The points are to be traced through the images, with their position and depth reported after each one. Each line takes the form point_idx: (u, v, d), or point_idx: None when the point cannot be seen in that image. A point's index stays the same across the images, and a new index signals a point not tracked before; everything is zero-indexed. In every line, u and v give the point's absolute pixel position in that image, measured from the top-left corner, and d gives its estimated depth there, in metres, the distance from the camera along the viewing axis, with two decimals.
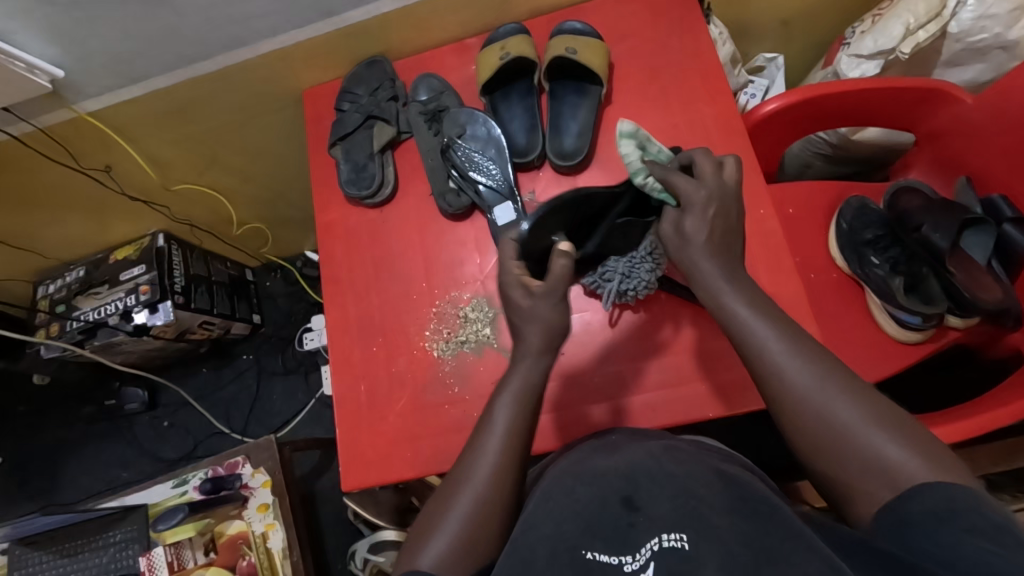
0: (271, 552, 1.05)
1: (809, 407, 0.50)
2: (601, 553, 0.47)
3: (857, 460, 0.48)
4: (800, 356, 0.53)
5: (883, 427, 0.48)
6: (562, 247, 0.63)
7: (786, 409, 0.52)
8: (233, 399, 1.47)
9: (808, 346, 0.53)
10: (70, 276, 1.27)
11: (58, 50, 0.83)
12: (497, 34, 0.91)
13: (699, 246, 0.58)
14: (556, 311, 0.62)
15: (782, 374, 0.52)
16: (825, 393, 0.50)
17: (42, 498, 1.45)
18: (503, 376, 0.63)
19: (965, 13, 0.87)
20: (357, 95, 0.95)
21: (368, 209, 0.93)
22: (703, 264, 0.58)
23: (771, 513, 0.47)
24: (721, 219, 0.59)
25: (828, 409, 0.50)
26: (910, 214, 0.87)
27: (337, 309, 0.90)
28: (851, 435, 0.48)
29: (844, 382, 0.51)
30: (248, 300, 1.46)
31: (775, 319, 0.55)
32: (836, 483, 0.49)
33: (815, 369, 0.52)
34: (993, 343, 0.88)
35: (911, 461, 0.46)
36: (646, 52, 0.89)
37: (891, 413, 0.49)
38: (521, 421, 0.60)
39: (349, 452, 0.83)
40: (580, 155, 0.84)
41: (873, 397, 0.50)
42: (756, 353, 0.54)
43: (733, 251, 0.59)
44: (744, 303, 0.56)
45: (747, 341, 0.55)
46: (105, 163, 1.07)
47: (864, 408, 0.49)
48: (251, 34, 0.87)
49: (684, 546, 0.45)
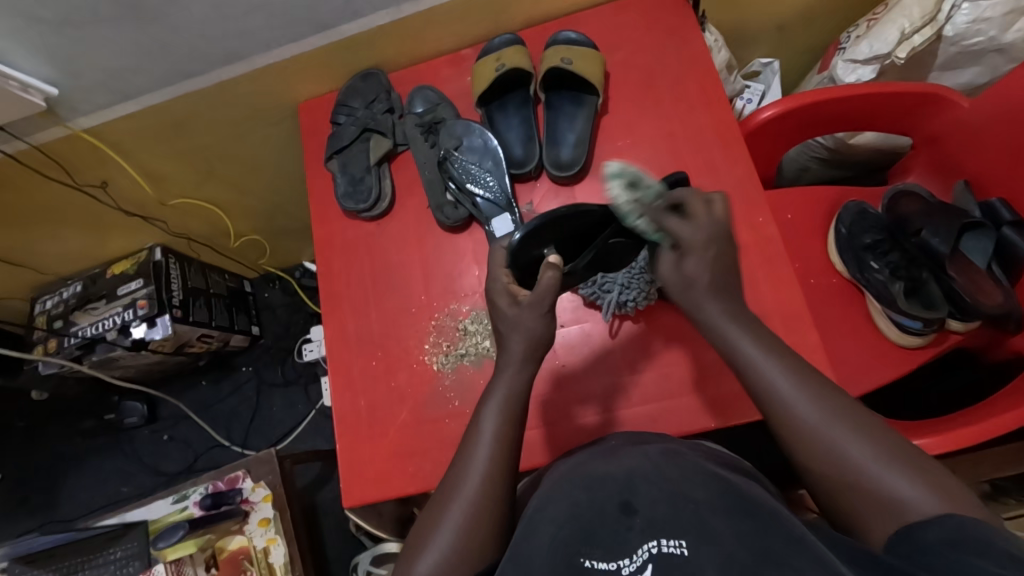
0: (273, 566, 1.04)
1: (820, 447, 0.51)
2: (599, 560, 0.46)
3: (872, 495, 0.48)
4: (809, 394, 0.53)
5: (892, 462, 0.48)
6: (552, 260, 0.63)
7: (796, 447, 0.52)
8: (232, 411, 1.47)
9: (812, 381, 0.54)
10: (68, 292, 1.26)
11: (51, 68, 0.83)
12: (492, 46, 0.91)
13: (698, 290, 0.58)
14: (542, 322, 0.63)
15: (791, 410, 0.53)
16: (833, 431, 0.51)
17: (43, 514, 1.45)
18: (499, 380, 0.63)
19: (960, 16, 0.86)
20: (352, 108, 0.94)
21: (365, 222, 0.93)
22: (711, 304, 0.58)
23: (770, 521, 0.46)
24: (718, 257, 0.59)
25: (838, 446, 0.50)
26: (909, 218, 0.88)
27: (335, 323, 0.90)
28: (860, 470, 0.49)
29: (853, 418, 0.51)
30: (246, 311, 1.45)
31: (781, 352, 0.56)
32: (849, 514, 0.49)
33: (822, 407, 0.52)
34: (993, 347, 0.88)
35: (920, 494, 0.46)
36: (642, 60, 0.89)
37: (899, 448, 0.49)
38: (519, 437, 0.60)
39: (350, 468, 0.83)
40: (577, 165, 0.84)
41: (881, 432, 0.50)
42: (765, 391, 0.54)
43: (729, 286, 0.59)
44: (750, 341, 0.56)
45: (757, 378, 0.55)
46: (101, 179, 1.07)
47: (873, 444, 0.49)
48: (246, 49, 0.87)
49: (682, 551, 0.44)
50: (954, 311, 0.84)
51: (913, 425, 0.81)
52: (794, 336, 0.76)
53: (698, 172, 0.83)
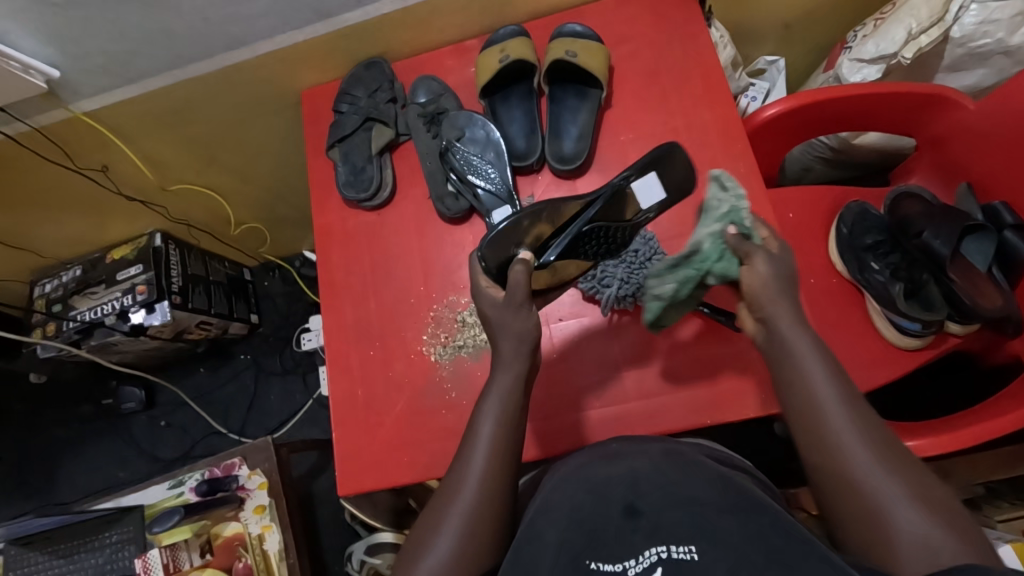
0: (268, 554, 1.04)
1: (855, 473, 0.52)
2: (605, 563, 0.47)
3: (900, 532, 0.48)
4: (855, 423, 0.54)
5: (925, 506, 0.49)
6: (522, 257, 0.66)
7: (831, 468, 0.53)
8: (230, 399, 1.47)
9: (859, 412, 0.55)
10: (67, 276, 1.26)
11: (53, 50, 0.83)
12: (496, 37, 0.91)
13: (774, 312, 0.61)
14: (522, 317, 0.64)
15: (839, 438, 0.53)
16: (869, 462, 0.52)
17: (39, 497, 1.45)
18: (497, 373, 0.64)
19: (967, 17, 0.86)
20: (355, 97, 0.94)
21: (366, 212, 0.93)
22: (780, 319, 0.60)
23: (776, 521, 0.46)
24: (779, 273, 0.62)
25: (877, 480, 0.51)
26: (910, 219, 0.87)
27: (334, 312, 0.89)
28: (895, 507, 0.49)
29: (899, 461, 0.52)
30: (246, 300, 1.45)
31: (832, 371, 0.58)
32: (872, 548, 0.49)
33: (869, 444, 0.53)
34: (993, 350, 0.87)
35: (952, 543, 0.47)
36: (646, 55, 0.89)
37: (932, 494, 0.50)
38: (507, 429, 0.60)
39: (346, 457, 0.83)
40: (579, 159, 0.84)
41: (916, 476, 0.51)
42: (816, 410, 0.56)
43: (788, 290, 0.62)
44: (812, 351, 0.58)
45: (806, 393, 0.57)
46: (102, 163, 1.06)
47: (909, 485, 0.50)
48: (250, 35, 0.87)
49: (693, 556, 0.44)
50: (953, 314, 0.85)
51: (907, 425, 0.82)
52: None
53: (700, 168, 0.83)
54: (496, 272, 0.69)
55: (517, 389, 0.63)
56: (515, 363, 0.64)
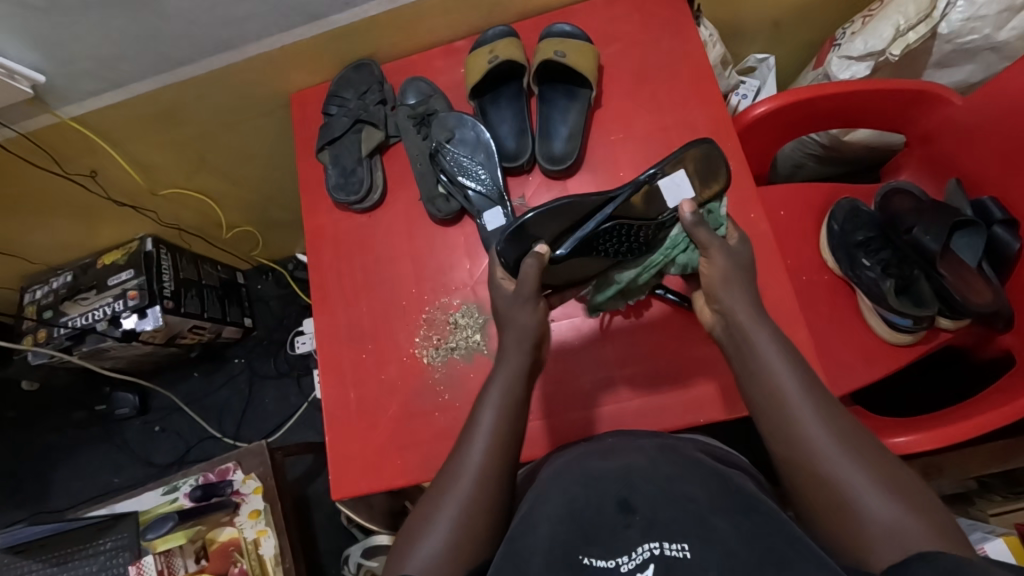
0: (263, 558, 1.04)
1: (821, 467, 0.51)
2: (597, 558, 0.46)
3: (868, 523, 0.48)
4: (819, 415, 0.54)
5: (893, 494, 0.49)
6: (538, 249, 0.64)
7: (797, 463, 0.53)
8: (225, 403, 1.46)
9: (822, 401, 0.55)
10: (58, 281, 1.25)
11: (38, 55, 0.82)
12: (485, 38, 0.91)
13: (734, 302, 0.62)
14: (529, 311, 0.65)
15: (802, 431, 0.53)
16: (833, 455, 0.51)
17: (33, 505, 1.45)
18: (499, 369, 0.65)
19: (955, 14, 0.86)
20: (344, 99, 0.94)
21: (357, 214, 0.92)
22: (740, 311, 0.61)
23: (771, 517, 0.47)
24: (737, 263, 0.64)
25: (840, 472, 0.50)
26: (902, 215, 0.88)
27: (326, 315, 0.89)
28: (861, 499, 0.49)
29: (864, 450, 0.51)
30: (239, 303, 1.44)
31: (796, 360, 0.57)
32: (840, 541, 0.49)
33: (833, 434, 0.52)
34: (985, 344, 0.88)
35: (920, 530, 0.47)
36: (636, 54, 0.89)
37: (900, 480, 0.50)
38: (508, 428, 0.60)
39: (340, 461, 0.83)
40: (570, 159, 0.84)
41: (884, 463, 0.51)
42: (778, 403, 0.55)
43: (745, 280, 0.64)
44: (768, 338, 0.59)
45: (765, 386, 0.57)
46: (91, 168, 1.06)
47: (875, 473, 0.50)
48: (237, 38, 0.86)
49: (686, 554, 0.44)
50: (943, 309, 0.85)
51: (899, 420, 0.82)
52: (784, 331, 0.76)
53: None
54: (512, 265, 0.69)
55: (518, 387, 0.63)
56: (514, 362, 0.64)
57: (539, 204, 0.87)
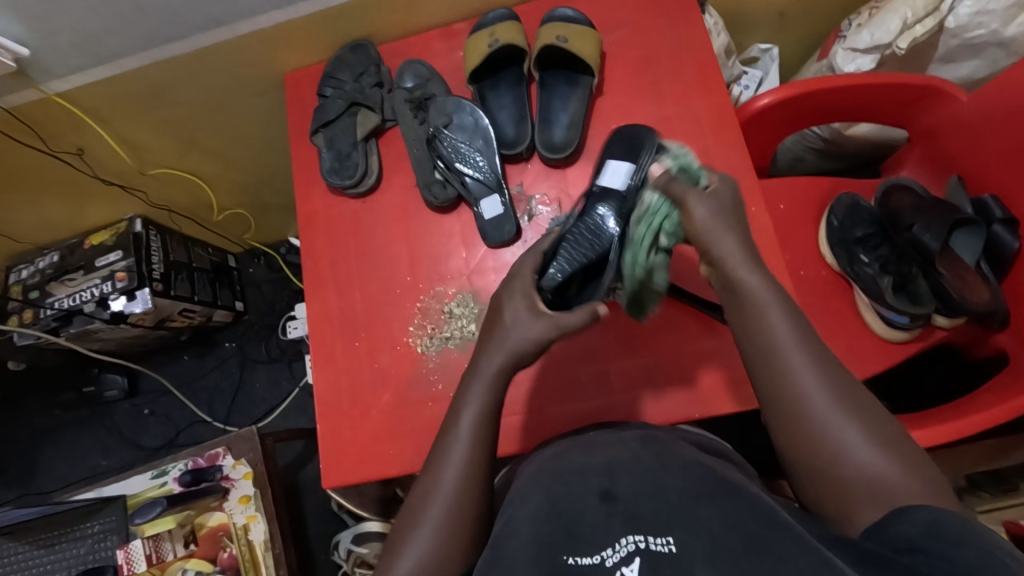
0: (253, 544, 1.04)
1: (814, 420, 0.50)
2: (583, 556, 0.45)
3: (859, 478, 0.48)
4: (815, 366, 0.52)
5: (882, 447, 0.48)
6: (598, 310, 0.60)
7: (790, 416, 0.51)
8: (215, 387, 1.45)
9: (818, 352, 0.52)
10: (44, 261, 1.23)
11: (22, 27, 0.79)
12: (485, 20, 0.88)
13: (722, 254, 0.57)
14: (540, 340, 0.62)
15: (797, 385, 0.51)
16: (827, 408, 0.50)
17: (20, 486, 1.44)
18: (471, 372, 0.62)
19: (962, 7, 0.84)
20: (340, 80, 0.91)
21: (351, 199, 0.91)
22: (730, 262, 0.57)
23: (753, 504, 0.46)
24: (721, 208, 0.59)
25: (833, 426, 0.49)
26: (901, 213, 0.87)
27: (319, 302, 0.88)
28: (854, 454, 0.48)
29: (857, 403, 0.50)
30: (230, 287, 1.42)
31: (790, 306, 0.55)
32: (829, 494, 0.49)
33: (827, 386, 0.51)
34: (976, 344, 0.89)
35: (907, 484, 0.46)
36: (639, 42, 0.87)
37: (890, 434, 0.49)
38: (488, 427, 0.59)
39: (331, 449, 0.82)
40: (569, 147, 0.83)
41: (876, 416, 0.50)
42: (772, 353, 0.53)
43: (733, 223, 0.59)
44: (762, 286, 0.55)
45: (759, 336, 0.54)
46: (77, 146, 1.03)
47: (868, 428, 0.49)
48: (229, 15, 0.84)
49: (671, 549, 0.43)
50: (941, 308, 0.85)
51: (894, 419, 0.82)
52: None
53: None
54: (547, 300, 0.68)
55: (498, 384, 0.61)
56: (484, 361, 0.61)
57: (537, 192, 0.86)
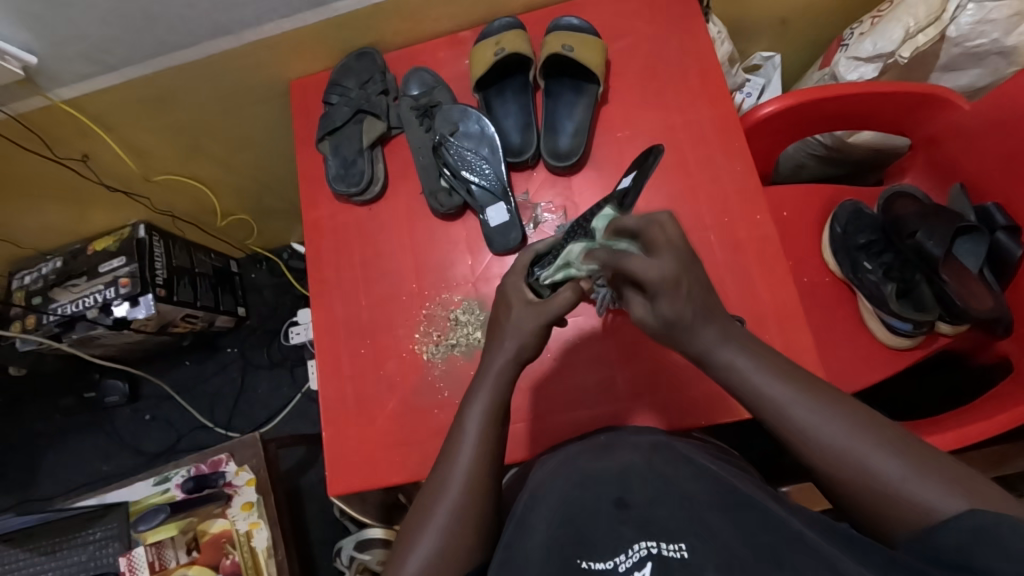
0: (256, 550, 1.03)
1: (845, 465, 0.49)
2: (596, 561, 0.44)
3: (903, 506, 0.46)
4: (823, 412, 0.51)
5: (917, 468, 0.47)
6: (584, 282, 0.61)
7: (823, 471, 0.50)
8: (216, 393, 1.45)
9: (823, 395, 0.52)
10: (47, 267, 1.23)
11: (30, 35, 0.80)
12: (491, 29, 0.89)
13: (681, 321, 0.55)
14: (542, 338, 0.63)
15: (811, 436, 0.51)
16: (856, 448, 0.49)
17: (20, 492, 1.43)
18: (483, 380, 0.63)
19: (964, 17, 0.86)
20: (346, 88, 0.92)
21: (356, 206, 0.91)
22: (707, 328, 0.55)
23: (764, 513, 0.46)
24: (692, 291, 0.54)
25: (863, 463, 0.48)
26: (905, 220, 0.86)
27: (323, 308, 0.88)
28: (895, 485, 0.47)
29: (881, 432, 0.49)
30: (232, 292, 1.42)
31: (771, 358, 0.56)
32: (888, 527, 0.47)
33: (844, 426, 0.50)
34: (980, 351, 0.89)
35: (947, 496, 0.44)
36: (644, 50, 0.88)
37: (921, 453, 0.48)
38: (492, 431, 0.59)
39: (336, 457, 0.82)
40: (575, 156, 0.83)
41: (900, 440, 0.49)
42: (780, 416, 0.53)
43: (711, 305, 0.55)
44: (746, 356, 0.55)
45: (764, 402, 0.54)
46: (82, 153, 1.03)
47: (897, 454, 0.48)
48: (237, 23, 0.84)
49: (683, 555, 0.43)
50: (943, 314, 0.85)
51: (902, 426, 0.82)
52: (790, 335, 0.75)
53: (697, 166, 0.82)
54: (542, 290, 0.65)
55: (507, 390, 0.62)
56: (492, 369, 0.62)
57: (542, 200, 0.86)
